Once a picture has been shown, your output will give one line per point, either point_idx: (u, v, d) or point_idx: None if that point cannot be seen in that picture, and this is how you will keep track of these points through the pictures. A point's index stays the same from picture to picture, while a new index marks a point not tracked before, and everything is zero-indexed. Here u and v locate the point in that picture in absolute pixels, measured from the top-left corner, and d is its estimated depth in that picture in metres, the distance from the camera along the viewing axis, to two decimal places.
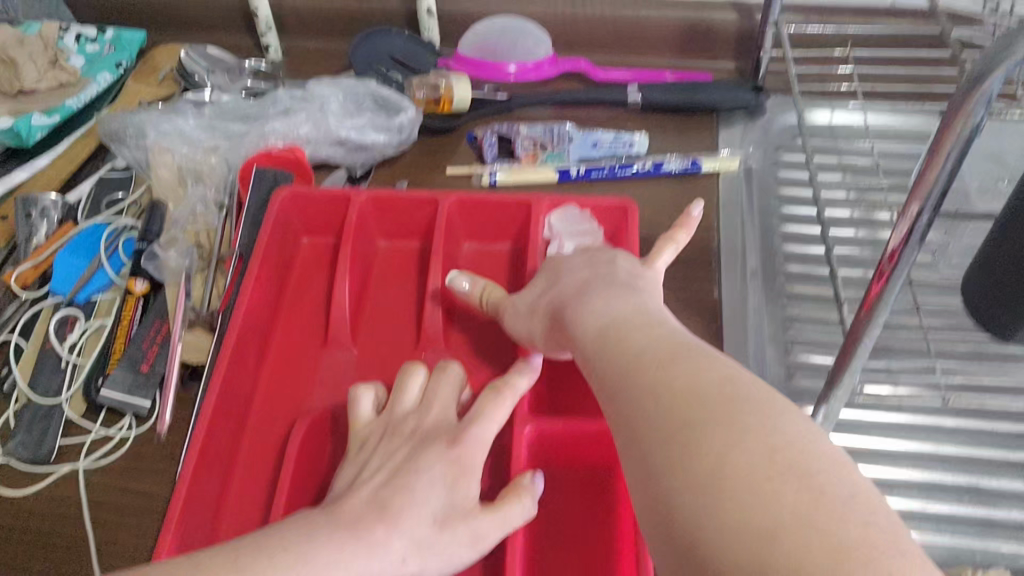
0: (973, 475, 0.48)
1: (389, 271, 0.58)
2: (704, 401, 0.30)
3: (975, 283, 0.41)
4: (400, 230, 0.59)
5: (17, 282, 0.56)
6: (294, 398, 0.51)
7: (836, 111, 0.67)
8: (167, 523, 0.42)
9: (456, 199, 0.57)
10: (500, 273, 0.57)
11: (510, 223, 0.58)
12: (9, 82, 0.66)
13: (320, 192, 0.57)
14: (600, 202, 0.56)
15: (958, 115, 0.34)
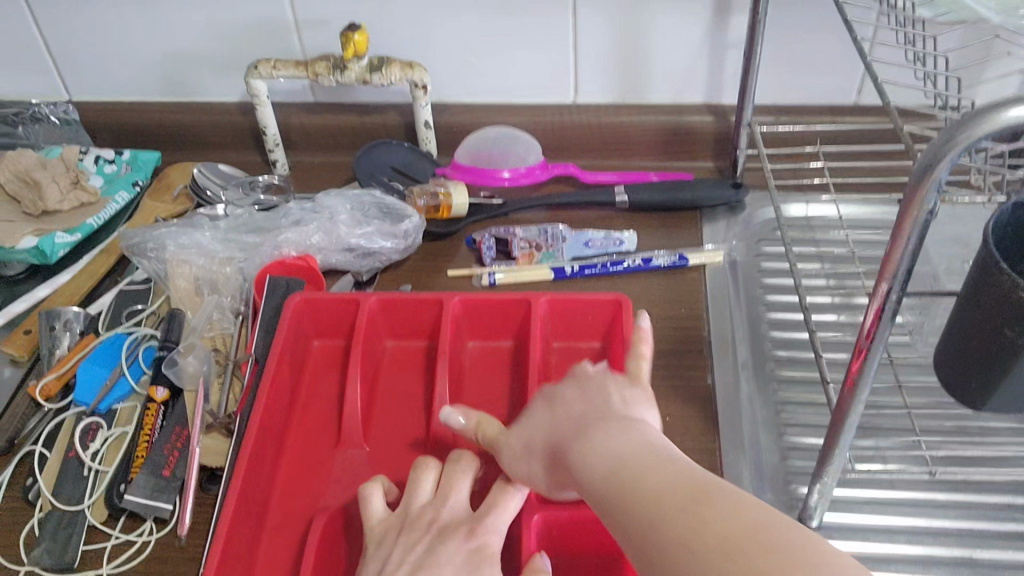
0: (968, 547, 0.50)
1: (396, 371, 0.61)
2: (755, 558, 0.31)
3: (945, 357, 0.44)
4: (406, 330, 0.62)
5: (41, 393, 0.59)
6: (310, 495, 0.53)
7: (811, 204, 0.71)
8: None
9: (459, 299, 0.61)
10: (503, 370, 0.60)
11: (511, 321, 0.61)
12: (33, 203, 0.70)
13: (329, 298, 0.61)
14: (596, 297, 0.60)
15: (913, 202, 0.37)
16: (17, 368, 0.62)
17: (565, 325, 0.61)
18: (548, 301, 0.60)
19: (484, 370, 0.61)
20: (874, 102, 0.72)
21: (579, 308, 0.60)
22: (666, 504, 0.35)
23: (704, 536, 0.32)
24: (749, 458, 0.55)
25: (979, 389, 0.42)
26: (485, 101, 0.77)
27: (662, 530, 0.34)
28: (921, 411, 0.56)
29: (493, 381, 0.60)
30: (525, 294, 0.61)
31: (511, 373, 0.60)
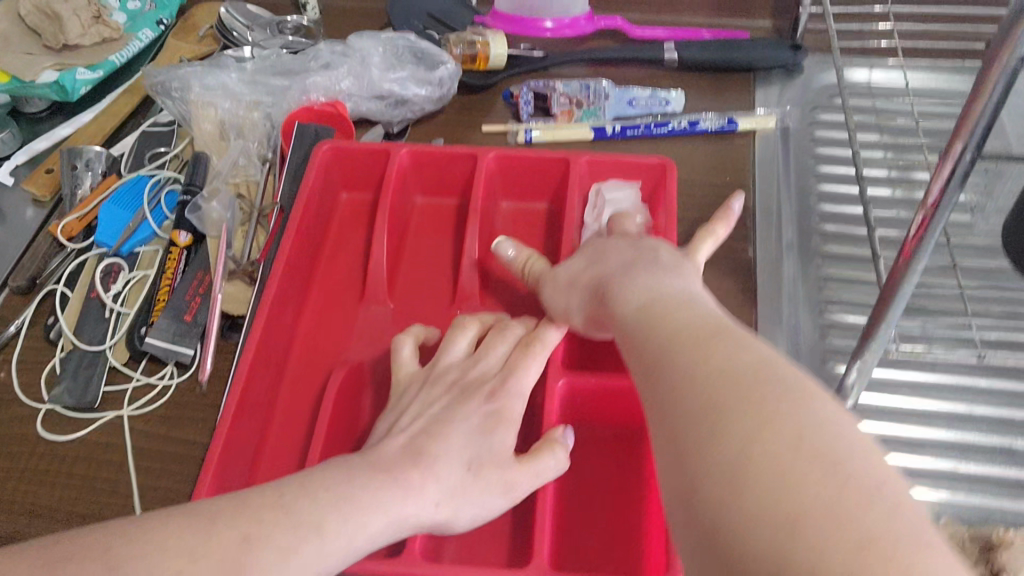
0: (1008, 436, 0.48)
1: (425, 228, 0.59)
2: (748, 386, 0.29)
3: (1016, 219, 0.40)
4: (438, 186, 0.60)
5: (63, 233, 0.58)
6: (332, 349, 0.53)
7: (875, 70, 0.66)
8: (203, 476, 0.43)
9: (495, 155, 0.57)
10: (536, 232, 0.58)
11: (549, 181, 0.58)
12: (54, 36, 0.67)
13: (359, 147, 0.58)
14: (642, 160, 0.56)
15: (1003, 50, 0.33)
16: (40, 208, 0.62)
17: (605, 188, 0.58)
18: (589, 161, 0.57)
19: (516, 231, 0.59)
20: None
21: (623, 169, 0.56)
22: (684, 340, 0.33)
23: (703, 362, 0.31)
24: (785, 332, 0.53)
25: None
26: None
27: (671, 355, 0.33)
28: (974, 295, 0.53)
29: (527, 243, 0.58)
30: (565, 153, 0.57)
31: (544, 236, 0.58)
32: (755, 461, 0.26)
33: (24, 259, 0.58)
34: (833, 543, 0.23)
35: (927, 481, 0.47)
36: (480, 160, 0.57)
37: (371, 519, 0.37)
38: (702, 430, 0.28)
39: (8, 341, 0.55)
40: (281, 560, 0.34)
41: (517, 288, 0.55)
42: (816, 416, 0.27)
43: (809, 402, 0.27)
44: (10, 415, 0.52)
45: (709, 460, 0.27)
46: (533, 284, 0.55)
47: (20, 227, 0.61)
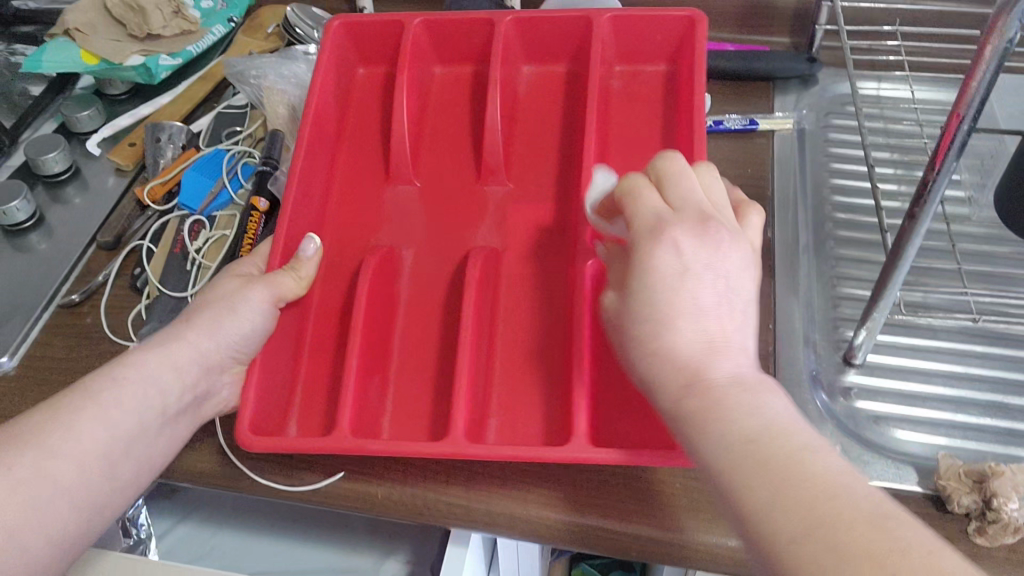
0: (1001, 394, 0.54)
1: (447, 97, 0.64)
2: (838, 516, 0.30)
3: (1007, 188, 0.46)
4: (455, 57, 0.65)
5: (147, 196, 0.65)
6: (363, 232, 0.59)
7: (883, 82, 0.73)
8: (242, 408, 0.49)
9: (511, 19, 0.61)
10: (558, 95, 0.63)
11: (568, 43, 0.62)
12: (139, 27, 0.73)
13: (376, 21, 0.63)
14: (669, 13, 0.60)
15: (996, 30, 0.39)
16: (121, 177, 0.69)
17: (627, 40, 0.62)
18: (609, 19, 0.61)
19: (540, 94, 0.63)
20: None
21: (649, 25, 0.61)
22: (751, 425, 0.34)
23: (785, 481, 0.32)
24: (801, 302, 0.59)
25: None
26: None
27: (739, 458, 0.33)
28: (970, 273, 0.58)
29: (549, 107, 0.62)
30: (585, 11, 0.61)
31: (564, 97, 0.62)
32: None
33: (111, 219, 0.65)
34: None
35: (927, 429, 0.53)
36: (497, 26, 0.61)
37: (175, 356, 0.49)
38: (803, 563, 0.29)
39: (96, 288, 0.61)
40: (88, 414, 0.45)
41: (539, 157, 0.60)
42: (905, 547, 0.28)
43: (894, 535, 0.29)
44: (99, 351, 0.58)
45: None
46: (553, 154, 0.60)
47: (102, 193, 0.68)
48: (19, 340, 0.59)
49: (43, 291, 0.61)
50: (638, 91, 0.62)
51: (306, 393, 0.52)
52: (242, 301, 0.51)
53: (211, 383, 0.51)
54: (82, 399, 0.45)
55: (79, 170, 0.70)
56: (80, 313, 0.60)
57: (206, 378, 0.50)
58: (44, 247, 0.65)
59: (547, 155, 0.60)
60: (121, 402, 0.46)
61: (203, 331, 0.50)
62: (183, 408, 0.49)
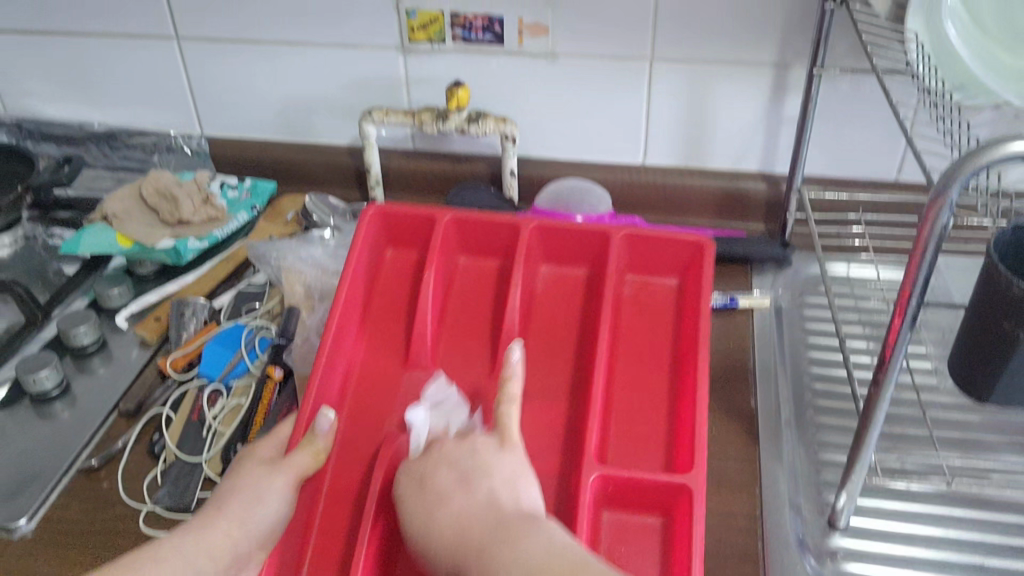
0: (979, 555, 0.56)
1: (466, 288, 0.67)
2: None
3: (959, 353, 0.51)
4: (478, 248, 0.68)
5: (170, 365, 0.69)
6: (375, 423, 0.60)
7: (851, 265, 0.79)
8: None
9: (534, 225, 0.66)
10: (576, 298, 0.66)
11: (587, 250, 0.66)
12: (171, 214, 0.81)
13: (409, 214, 0.67)
14: (681, 237, 0.65)
15: (929, 219, 0.45)
16: (145, 349, 0.73)
17: (644, 258, 0.66)
18: (627, 236, 0.66)
19: (555, 294, 0.66)
20: (912, 179, 0.80)
21: (663, 242, 0.65)
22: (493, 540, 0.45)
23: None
24: (785, 467, 0.62)
25: (985, 379, 0.49)
26: (561, 157, 0.87)
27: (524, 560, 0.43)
28: (944, 438, 0.62)
29: (563, 309, 0.66)
30: (605, 227, 0.66)
31: (582, 302, 0.66)
32: None
33: (133, 387, 0.69)
34: None
35: None
36: (521, 230, 0.66)
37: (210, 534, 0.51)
38: None
39: (115, 453, 0.65)
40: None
41: (550, 355, 0.63)
42: None
43: None
44: (117, 514, 0.61)
45: None
46: (563, 354, 0.63)
47: (126, 364, 0.72)
48: (37, 503, 0.61)
49: (63, 456, 0.64)
50: (648, 303, 0.65)
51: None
52: (267, 490, 0.53)
53: (238, 570, 0.51)
54: (126, 571, 0.47)
55: (106, 343, 0.74)
56: (97, 477, 0.63)
57: (235, 569, 0.51)
58: (67, 414, 0.68)
59: (560, 355, 0.63)
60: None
61: (234, 519, 0.51)
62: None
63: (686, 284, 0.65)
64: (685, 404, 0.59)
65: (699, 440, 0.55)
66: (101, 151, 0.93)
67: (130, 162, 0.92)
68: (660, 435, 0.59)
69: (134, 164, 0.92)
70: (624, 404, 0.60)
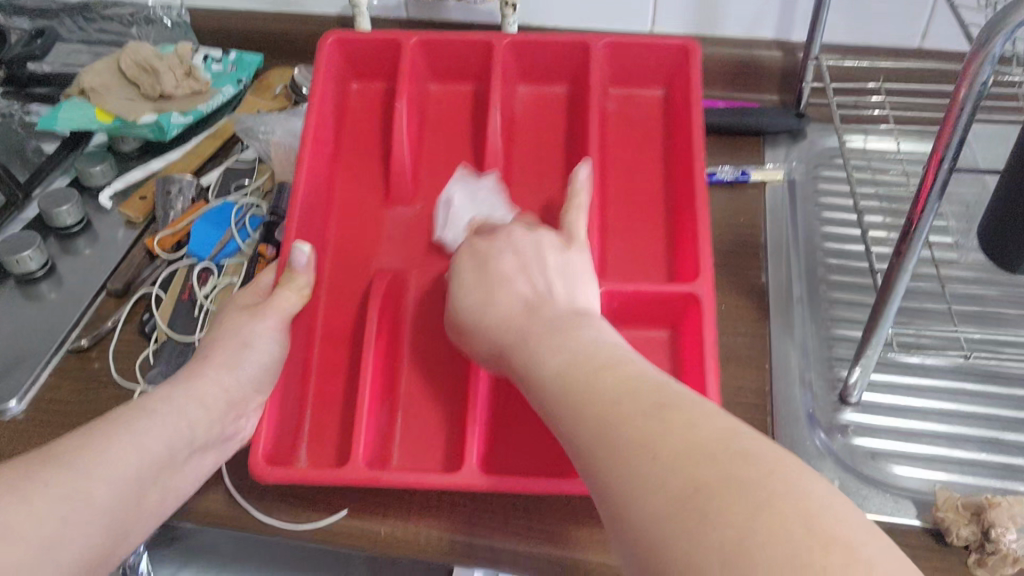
0: (995, 430, 0.55)
1: (443, 115, 0.67)
2: (647, 401, 0.36)
3: (988, 225, 0.48)
4: (447, 73, 0.67)
5: (157, 245, 0.66)
6: (363, 255, 0.61)
7: (869, 137, 0.76)
8: (255, 439, 0.51)
9: (508, 41, 0.64)
10: (561, 116, 0.66)
11: (565, 66, 0.65)
12: (151, 87, 0.77)
13: (368, 39, 0.65)
14: (664, 42, 0.64)
15: (968, 73, 0.41)
16: (131, 228, 0.71)
17: (625, 67, 0.65)
18: (607, 43, 0.64)
19: (537, 115, 0.66)
20: (936, 46, 0.75)
21: (647, 51, 0.64)
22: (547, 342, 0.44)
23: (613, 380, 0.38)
24: (796, 344, 0.60)
25: (1016, 251, 0.46)
26: (564, 26, 0.82)
27: (569, 362, 0.41)
28: (962, 314, 0.60)
29: (545, 128, 0.65)
30: (583, 36, 0.64)
31: (564, 119, 0.66)
32: (645, 456, 0.33)
33: (121, 268, 0.67)
34: (713, 510, 0.30)
35: (925, 464, 0.54)
36: (495, 48, 0.64)
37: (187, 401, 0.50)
38: (607, 430, 0.36)
39: (104, 334, 0.63)
40: (119, 445, 0.45)
41: (543, 182, 0.63)
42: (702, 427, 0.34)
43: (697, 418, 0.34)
44: (109, 394, 0.59)
45: (618, 446, 0.35)
46: (554, 175, 0.63)
47: (113, 245, 0.69)
48: (27, 383, 0.59)
49: (52, 337, 0.62)
50: (634, 116, 0.65)
51: (316, 421, 0.54)
52: (251, 335, 0.53)
53: (233, 420, 0.52)
54: (120, 425, 0.46)
55: (91, 223, 0.71)
56: (88, 357, 0.62)
57: (235, 415, 0.52)
58: (54, 296, 0.66)
59: (552, 175, 0.63)
60: (152, 430, 0.47)
61: (226, 367, 0.52)
62: (213, 441, 0.50)
63: (673, 94, 0.65)
64: (684, 215, 0.59)
65: (704, 250, 0.55)
66: (75, 23, 0.86)
67: (107, 35, 0.87)
68: (665, 245, 0.59)
69: (111, 37, 0.87)
70: (622, 221, 0.61)
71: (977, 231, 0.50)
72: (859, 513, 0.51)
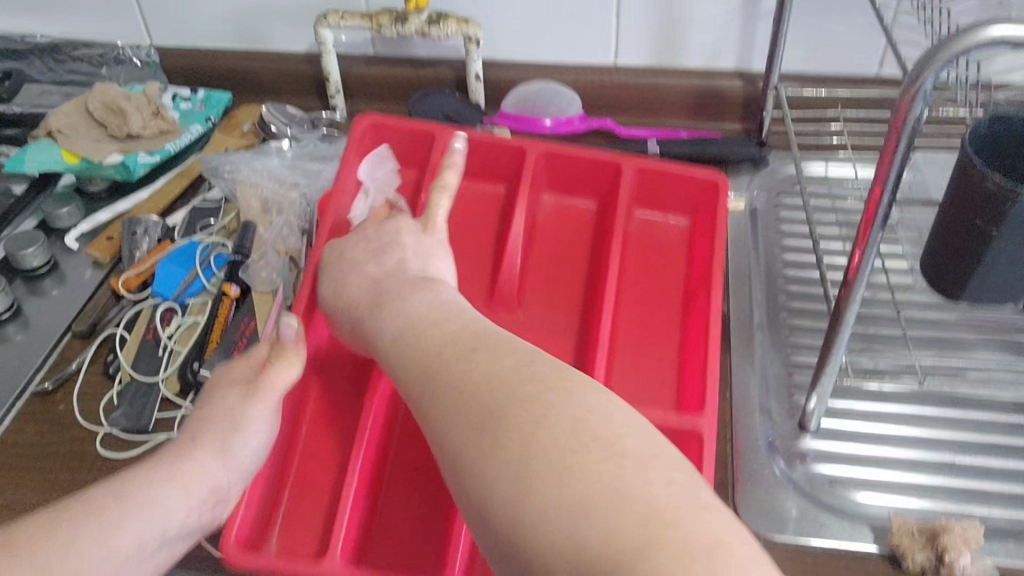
0: (951, 454, 0.55)
1: (463, 206, 0.65)
2: (513, 386, 0.34)
3: (930, 252, 0.48)
4: (481, 172, 0.65)
5: (123, 286, 0.66)
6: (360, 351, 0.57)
7: (829, 164, 0.76)
8: (228, 523, 0.47)
9: (540, 150, 0.63)
10: (581, 230, 0.64)
11: (597, 182, 0.64)
12: (119, 127, 0.77)
13: (407, 128, 0.64)
14: (694, 174, 0.62)
15: (903, 107, 0.42)
16: (98, 269, 0.71)
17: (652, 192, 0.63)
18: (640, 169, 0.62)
19: (560, 224, 0.64)
20: (893, 74, 0.77)
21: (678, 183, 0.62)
22: (451, 356, 0.37)
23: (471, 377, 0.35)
24: (756, 373, 0.61)
25: (955, 278, 0.47)
26: (531, 60, 0.83)
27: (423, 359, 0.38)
28: (919, 339, 0.61)
29: (568, 235, 0.64)
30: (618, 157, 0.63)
31: (588, 232, 0.64)
32: (511, 441, 0.31)
33: (86, 309, 0.67)
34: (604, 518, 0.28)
35: (884, 489, 0.54)
36: (528, 153, 0.63)
37: (163, 490, 0.44)
38: (476, 423, 0.33)
39: (69, 376, 0.63)
40: (85, 542, 0.40)
41: (555, 282, 0.61)
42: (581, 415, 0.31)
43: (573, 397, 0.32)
44: (73, 436, 0.59)
45: (482, 440, 0.32)
46: (563, 284, 0.61)
47: (80, 286, 0.70)
48: None
49: (16, 380, 0.62)
50: (655, 242, 0.63)
51: (291, 514, 0.51)
52: (244, 416, 0.47)
53: (212, 510, 0.46)
54: (85, 521, 0.40)
55: (58, 264, 0.72)
56: (52, 400, 0.62)
57: (215, 503, 0.46)
58: (19, 338, 0.66)
59: (559, 283, 0.61)
60: (123, 525, 0.41)
61: (214, 453, 0.46)
62: (188, 535, 0.44)
63: (698, 225, 0.63)
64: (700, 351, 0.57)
65: (712, 377, 0.53)
66: (45, 65, 0.87)
67: (77, 75, 0.87)
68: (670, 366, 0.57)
69: (81, 78, 0.87)
70: (627, 341, 0.59)
71: (921, 261, 0.51)
72: (817, 541, 0.51)
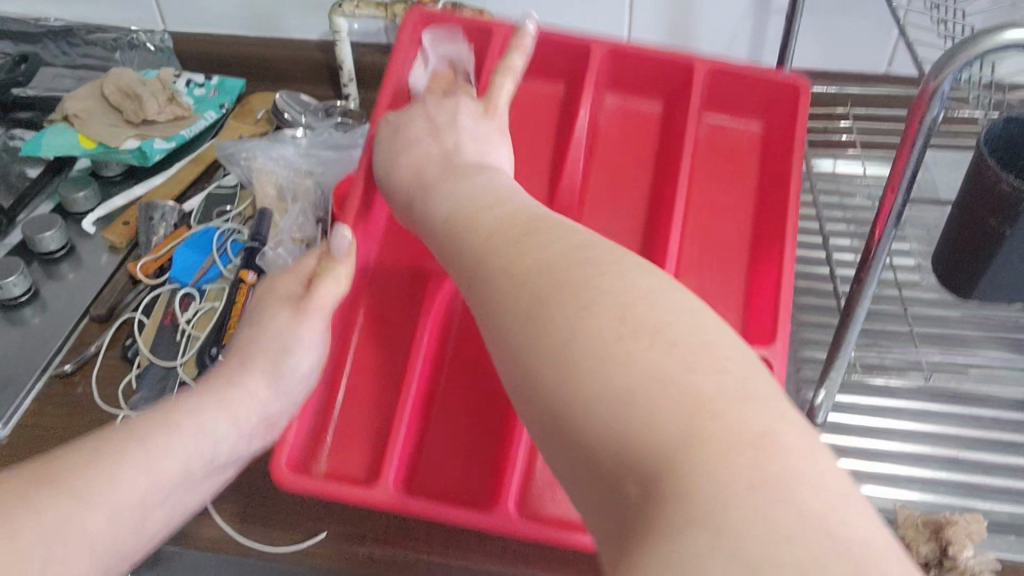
0: (954, 450, 0.57)
1: (522, 116, 0.64)
2: (570, 271, 0.31)
3: (944, 251, 0.50)
4: (543, 70, 0.64)
5: (141, 270, 0.67)
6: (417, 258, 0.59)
7: (838, 161, 0.76)
8: (277, 452, 0.50)
9: (607, 49, 0.61)
10: (648, 135, 0.63)
11: (663, 82, 0.63)
12: (134, 113, 0.78)
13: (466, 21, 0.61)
14: (773, 76, 0.60)
15: (919, 109, 0.43)
16: (114, 254, 0.72)
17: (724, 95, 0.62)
18: (711, 67, 0.61)
19: (620, 126, 0.64)
20: (903, 72, 0.78)
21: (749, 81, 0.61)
22: (503, 242, 0.35)
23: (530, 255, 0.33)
24: None
25: (968, 277, 0.48)
26: None
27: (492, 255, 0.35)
28: (925, 335, 0.62)
29: (625, 151, 0.63)
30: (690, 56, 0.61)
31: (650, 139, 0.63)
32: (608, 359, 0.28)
33: (104, 293, 0.68)
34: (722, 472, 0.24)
35: (889, 483, 0.55)
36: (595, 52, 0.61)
37: (207, 419, 0.46)
38: (559, 305, 0.30)
39: (89, 358, 0.64)
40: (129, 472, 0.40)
41: (614, 194, 0.62)
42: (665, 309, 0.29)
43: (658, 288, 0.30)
44: (91, 419, 0.60)
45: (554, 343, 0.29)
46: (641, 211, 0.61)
47: (96, 270, 0.70)
48: (11, 409, 0.60)
49: (37, 362, 0.63)
50: (724, 146, 0.63)
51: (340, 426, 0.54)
52: (290, 336, 0.50)
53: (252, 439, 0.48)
54: (131, 443, 0.42)
55: (74, 247, 0.72)
56: (71, 382, 0.63)
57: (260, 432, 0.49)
58: (38, 321, 0.67)
59: (602, 218, 0.61)
60: (165, 452, 0.42)
61: (265, 379, 0.49)
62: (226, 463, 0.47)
63: (769, 128, 0.63)
64: (765, 274, 0.58)
65: (783, 311, 0.54)
66: (59, 48, 0.88)
67: (91, 59, 0.87)
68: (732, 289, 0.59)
69: (94, 62, 0.87)
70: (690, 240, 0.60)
71: (934, 253, 0.52)
72: None
